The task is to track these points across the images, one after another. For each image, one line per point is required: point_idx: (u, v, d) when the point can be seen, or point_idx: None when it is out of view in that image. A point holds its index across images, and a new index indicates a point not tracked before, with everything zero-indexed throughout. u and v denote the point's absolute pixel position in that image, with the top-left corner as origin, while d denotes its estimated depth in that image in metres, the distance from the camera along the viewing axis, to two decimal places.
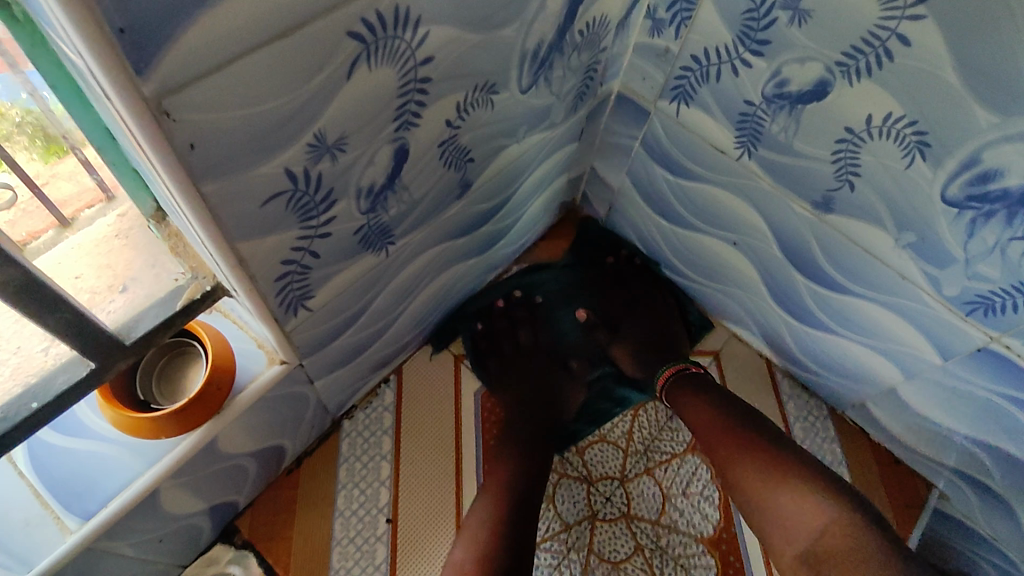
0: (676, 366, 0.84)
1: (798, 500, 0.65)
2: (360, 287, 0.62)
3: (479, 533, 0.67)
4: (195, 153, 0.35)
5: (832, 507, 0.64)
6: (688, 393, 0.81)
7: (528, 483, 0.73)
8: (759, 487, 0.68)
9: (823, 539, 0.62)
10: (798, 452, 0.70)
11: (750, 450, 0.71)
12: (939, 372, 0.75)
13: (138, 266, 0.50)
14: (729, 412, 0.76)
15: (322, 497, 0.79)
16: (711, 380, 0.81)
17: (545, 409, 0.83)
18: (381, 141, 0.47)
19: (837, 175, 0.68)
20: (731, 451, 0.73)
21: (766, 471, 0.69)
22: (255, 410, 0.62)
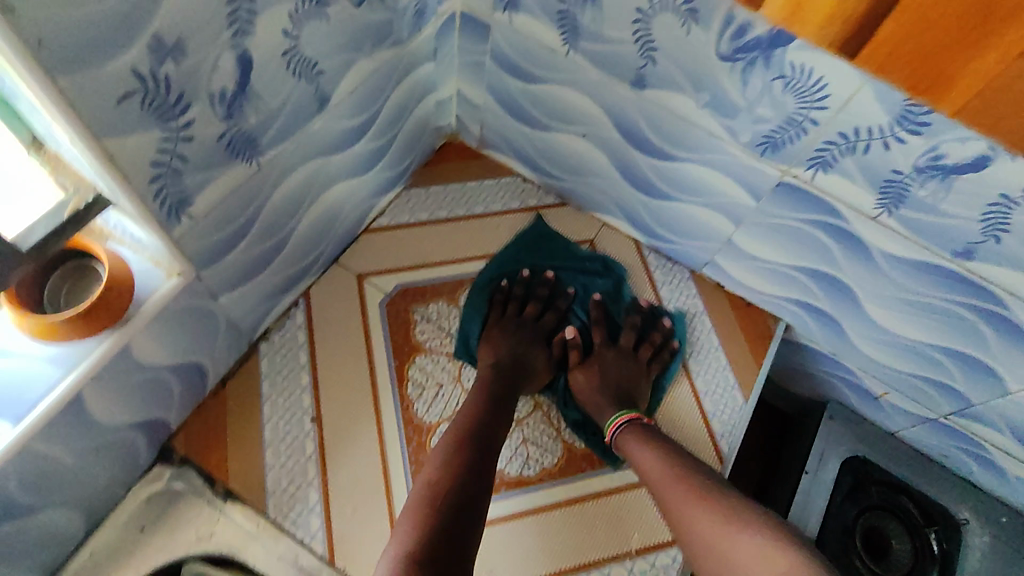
0: (632, 415, 0.87)
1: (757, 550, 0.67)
2: (240, 198, 0.70)
3: (424, 496, 0.70)
4: (42, 47, 0.43)
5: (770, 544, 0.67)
6: (634, 434, 0.86)
7: (478, 442, 0.77)
8: (721, 529, 0.70)
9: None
10: (756, 509, 0.72)
11: (702, 493, 0.75)
12: (756, 213, 0.92)
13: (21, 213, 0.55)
14: (675, 459, 0.81)
15: (249, 410, 0.88)
16: (661, 430, 0.86)
17: (520, 372, 0.91)
18: (220, 47, 0.56)
19: (641, 53, 0.80)
20: (679, 495, 0.76)
21: (718, 513, 0.72)
22: (162, 319, 0.70)
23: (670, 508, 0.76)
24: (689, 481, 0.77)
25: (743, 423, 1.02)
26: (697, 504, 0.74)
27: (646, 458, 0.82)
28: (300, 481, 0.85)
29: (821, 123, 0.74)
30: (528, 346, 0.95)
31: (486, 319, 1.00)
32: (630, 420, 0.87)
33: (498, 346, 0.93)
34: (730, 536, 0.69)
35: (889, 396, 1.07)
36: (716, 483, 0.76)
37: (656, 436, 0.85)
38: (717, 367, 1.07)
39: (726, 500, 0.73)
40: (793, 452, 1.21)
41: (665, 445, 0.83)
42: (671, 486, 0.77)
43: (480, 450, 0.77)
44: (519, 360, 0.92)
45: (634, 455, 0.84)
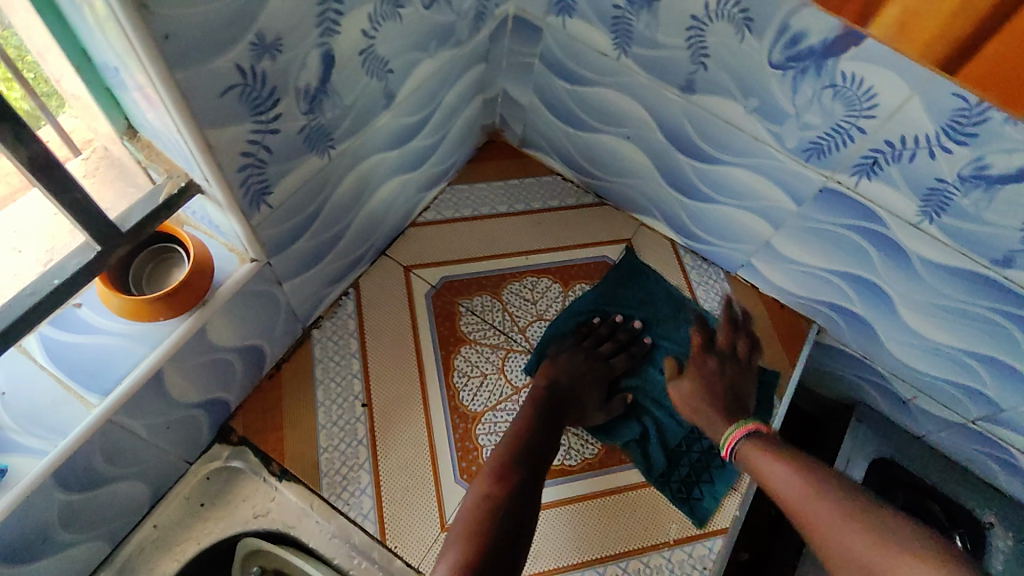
0: (747, 426, 0.83)
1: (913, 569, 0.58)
2: (311, 189, 0.74)
3: (474, 509, 0.73)
4: (167, 42, 0.46)
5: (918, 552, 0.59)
6: (759, 449, 0.79)
7: (523, 468, 0.79)
8: (842, 531, 0.64)
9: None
10: (898, 520, 0.63)
11: (847, 502, 0.66)
12: (797, 217, 0.94)
13: (112, 195, 0.60)
14: (814, 473, 0.72)
15: (303, 394, 0.91)
16: (781, 440, 0.80)
17: (573, 399, 0.91)
18: (309, 45, 0.59)
19: (693, 59, 0.83)
20: (820, 505, 0.68)
21: (857, 524, 0.64)
22: (235, 303, 0.73)
23: (790, 494, 0.71)
24: (830, 486, 0.69)
25: (777, 419, 1.02)
26: (822, 500, 0.68)
27: (779, 473, 0.75)
28: (351, 463, 0.88)
29: (868, 131, 0.77)
30: (585, 374, 0.94)
31: (528, 313, 1.03)
32: (750, 435, 0.82)
33: (559, 371, 0.93)
34: (865, 537, 0.62)
35: (918, 400, 1.09)
36: (828, 494, 0.68)
37: (776, 446, 0.79)
38: None
39: (875, 511, 0.64)
40: (818, 450, 1.23)
41: (789, 454, 0.76)
42: (800, 491, 0.70)
43: (536, 468, 0.80)
44: (575, 385, 0.92)
45: (755, 458, 0.79)
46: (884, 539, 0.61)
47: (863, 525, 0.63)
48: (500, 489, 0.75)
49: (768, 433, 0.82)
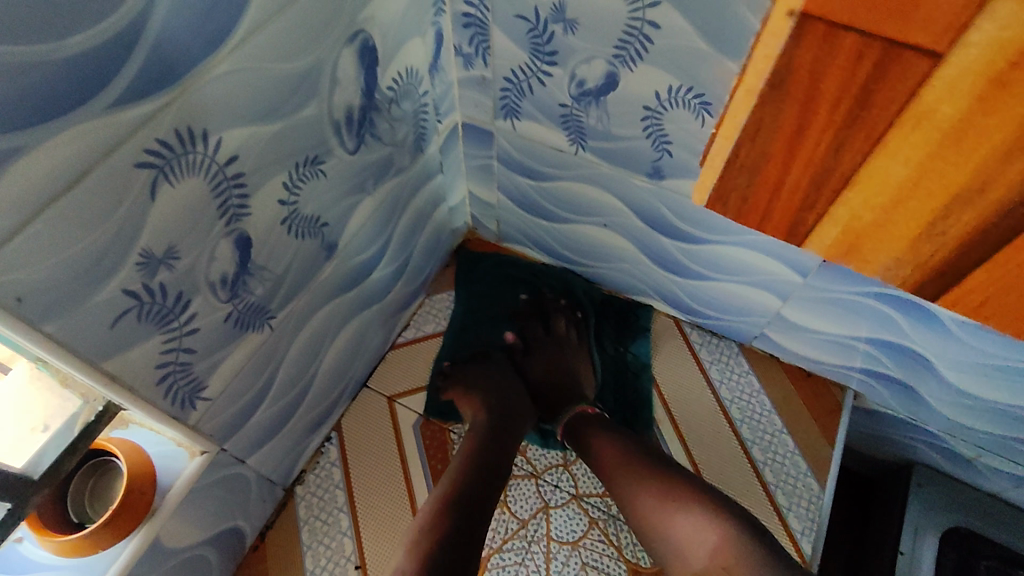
0: (580, 410, 0.86)
1: (692, 523, 0.67)
2: (256, 364, 0.68)
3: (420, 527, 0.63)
4: (24, 305, 0.40)
5: (723, 529, 0.65)
6: (593, 437, 0.82)
7: (475, 481, 0.69)
8: (663, 518, 0.69)
9: (717, 558, 0.63)
10: (669, 462, 0.75)
11: (656, 480, 0.72)
12: (803, 288, 0.85)
13: (54, 403, 0.53)
14: (636, 452, 0.77)
15: (291, 563, 0.84)
16: (611, 424, 0.83)
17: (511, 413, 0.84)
18: (215, 237, 0.53)
19: (655, 147, 0.76)
20: (632, 485, 0.74)
21: (666, 502, 0.70)
22: (190, 500, 0.67)
23: (622, 495, 0.74)
24: (641, 461, 0.76)
25: (824, 513, 0.92)
26: (644, 488, 0.72)
27: (610, 459, 0.78)
28: None
29: None
30: (509, 387, 0.88)
31: (546, 452, 0.93)
32: (585, 413, 0.85)
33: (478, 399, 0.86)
34: (672, 518, 0.68)
35: (982, 458, 0.96)
36: (644, 470, 0.74)
37: (607, 427, 0.83)
38: (785, 450, 0.96)
39: (673, 477, 0.72)
40: (880, 517, 1.08)
41: (620, 437, 0.80)
42: (618, 472, 0.76)
43: (489, 484, 0.70)
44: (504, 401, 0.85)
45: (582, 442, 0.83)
46: (700, 522, 0.66)
47: (657, 489, 0.71)
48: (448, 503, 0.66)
49: (594, 412, 0.85)
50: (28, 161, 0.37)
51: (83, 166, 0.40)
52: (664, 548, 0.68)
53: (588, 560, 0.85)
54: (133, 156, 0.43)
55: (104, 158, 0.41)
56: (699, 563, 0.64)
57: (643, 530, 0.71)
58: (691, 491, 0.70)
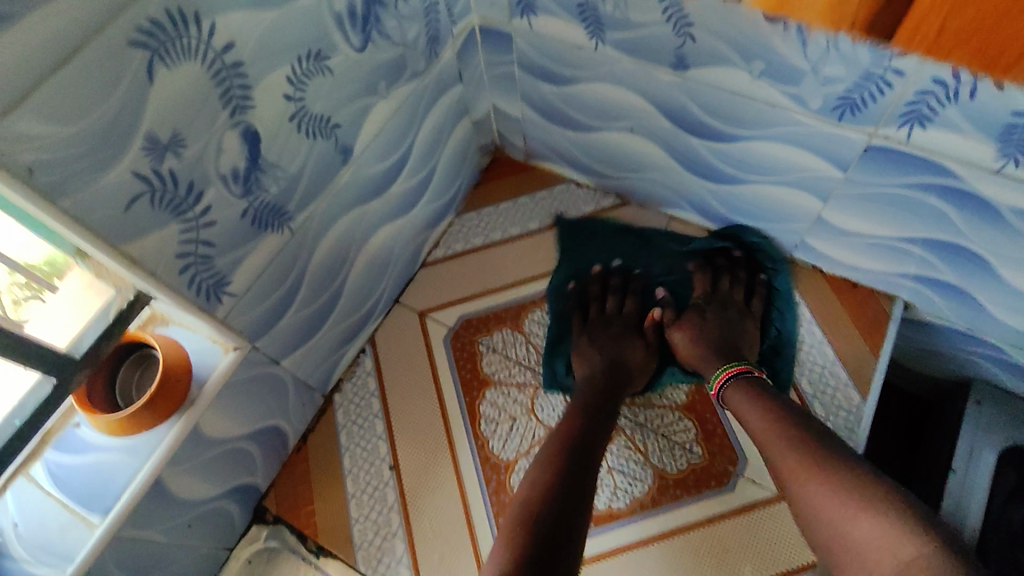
0: (737, 367, 0.78)
1: (863, 520, 0.56)
2: (280, 266, 0.70)
3: (511, 520, 0.62)
4: (36, 175, 0.43)
5: (878, 508, 0.56)
6: (739, 399, 0.76)
7: (561, 467, 0.67)
8: (829, 510, 0.59)
9: (888, 559, 0.53)
10: (834, 437, 0.65)
11: (805, 445, 0.64)
12: (846, 184, 0.78)
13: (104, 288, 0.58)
14: (783, 414, 0.69)
15: (330, 463, 0.89)
16: (769, 384, 0.76)
17: (623, 377, 0.83)
18: (219, 128, 0.55)
19: (676, 32, 0.70)
20: (776, 452, 0.66)
21: (803, 470, 0.62)
22: (227, 395, 0.72)
23: (777, 469, 0.66)
24: (791, 426, 0.67)
25: (864, 423, 0.87)
26: (806, 471, 0.62)
27: (754, 421, 0.71)
28: (385, 532, 0.84)
29: (908, 73, 0.60)
30: (616, 337, 0.88)
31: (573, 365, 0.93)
32: (731, 377, 0.78)
33: (592, 358, 0.86)
34: (819, 498, 0.60)
35: None
36: (795, 438, 0.65)
37: (759, 387, 0.75)
38: (824, 360, 0.92)
39: (823, 447, 0.63)
40: (936, 437, 1.01)
41: (767, 400, 0.72)
42: (777, 442, 0.67)
43: (572, 481, 0.66)
44: (615, 363, 0.84)
45: (741, 411, 0.75)
46: (875, 521, 0.55)
47: (799, 459, 0.63)
48: (546, 491, 0.65)
49: (757, 374, 0.77)
50: (17, 29, 0.39)
51: (72, 41, 0.42)
52: (842, 554, 0.57)
53: (613, 465, 0.85)
54: (124, 34, 0.44)
55: (94, 33, 0.42)
56: (871, 543, 0.54)
57: (794, 510, 0.63)
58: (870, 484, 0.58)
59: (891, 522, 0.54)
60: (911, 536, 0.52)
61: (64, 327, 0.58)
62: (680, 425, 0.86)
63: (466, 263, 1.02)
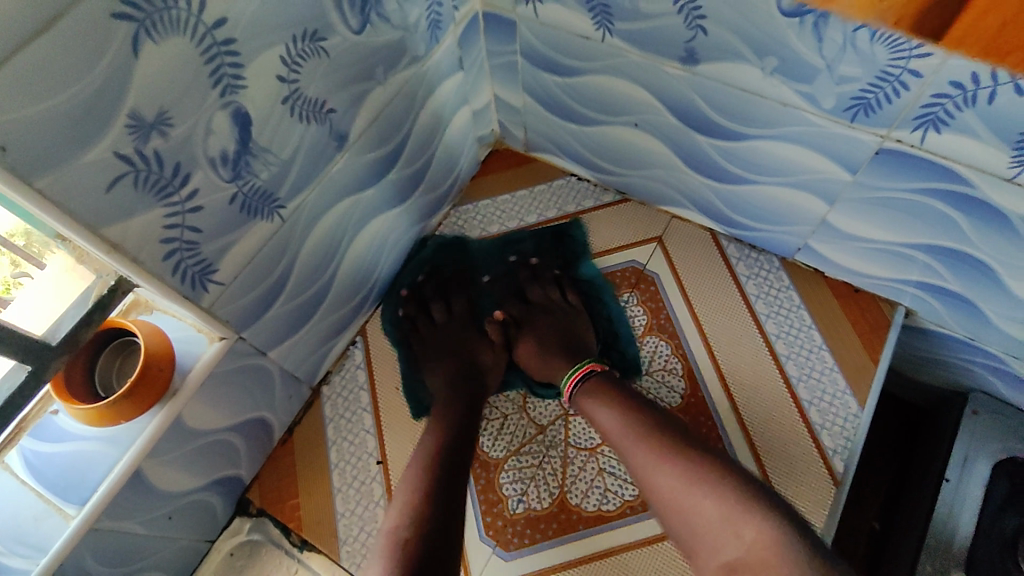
0: (584, 369, 0.79)
1: (730, 514, 0.60)
2: (269, 254, 0.68)
3: (404, 522, 0.65)
4: (10, 153, 0.41)
5: (762, 523, 0.58)
6: (601, 396, 0.76)
7: (446, 472, 0.70)
8: (687, 509, 0.63)
9: (754, 551, 0.57)
10: (713, 441, 0.68)
11: (690, 453, 0.67)
12: (855, 188, 0.76)
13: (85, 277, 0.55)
14: (643, 420, 0.71)
15: (317, 456, 0.87)
16: (625, 383, 0.77)
17: (472, 369, 0.85)
18: (209, 109, 0.52)
19: (687, 24, 0.68)
20: (653, 454, 0.68)
21: (684, 478, 0.65)
22: (211, 385, 0.69)
23: (639, 471, 0.69)
24: (665, 432, 0.70)
25: (861, 431, 0.86)
26: (667, 475, 0.66)
27: (612, 424, 0.73)
28: (370, 528, 0.82)
29: (926, 74, 0.59)
30: (456, 341, 0.89)
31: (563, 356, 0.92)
32: (585, 376, 0.79)
33: (437, 368, 0.86)
34: (699, 501, 0.63)
35: None
36: (676, 443, 0.68)
37: (609, 388, 0.77)
38: (822, 366, 0.90)
39: (707, 458, 0.66)
40: (930, 446, 1.00)
41: (621, 406, 0.74)
42: (636, 445, 0.70)
43: (447, 487, 0.68)
44: (467, 367, 0.85)
45: (598, 415, 0.76)
46: (730, 519, 0.60)
47: (684, 467, 0.65)
48: (427, 498, 0.67)
49: (601, 374, 0.78)
50: None
51: (52, 10, 0.39)
52: (700, 546, 0.62)
53: (605, 466, 0.84)
54: (107, 5, 0.42)
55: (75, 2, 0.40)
56: (729, 556, 0.59)
57: (662, 512, 0.66)
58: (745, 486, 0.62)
59: (758, 517, 0.59)
60: (776, 546, 0.56)
61: (44, 313, 0.56)
62: None
63: (461, 256, 1.00)
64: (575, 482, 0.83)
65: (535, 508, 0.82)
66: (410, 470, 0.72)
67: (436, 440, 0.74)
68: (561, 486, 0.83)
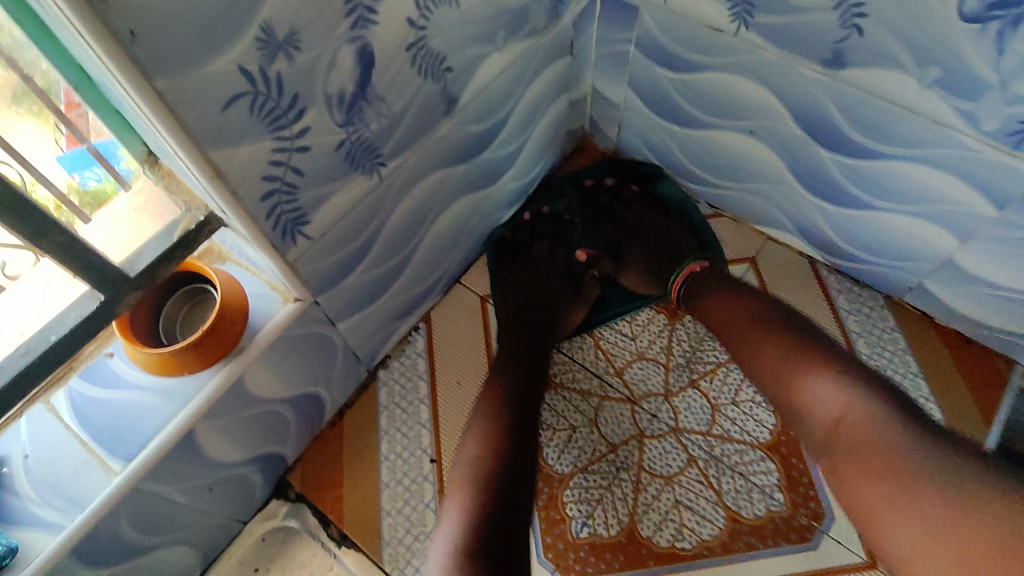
0: (687, 269, 0.79)
1: (826, 389, 0.61)
2: (360, 215, 0.63)
3: (474, 482, 0.64)
4: (136, 42, 0.36)
5: (856, 398, 0.59)
6: (711, 294, 0.76)
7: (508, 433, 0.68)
8: (789, 381, 0.65)
9: (848, 426, 0.58)
10: (806, 328, 0.68)
11: (781, 338, 0.67)
12: (998, 227, 0.68)
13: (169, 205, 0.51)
14: (762, 304, 0.72)
15: (366, 445, 0.80)
16: (733, 276, 0.77)
17: (540, 309, 0.82)
18: (337, 40, 0.48)
19: (843, 22, 0.62)
20: (752, 336, 0.70)
21: (786, 353, 0.66)
22: (278, 349, 0.64)
23: (749, 357, 0.70)
24: (769, 321, 0.70)
25: None
26: (773, 354, 0.67)
27: (721, 312, 0.74)
28: (417, 531, 0.75)
29: None
30: (546, 283, 0.85)
31: (626, 352, 0.85)
32: (689, 276, 0.79)
33: (511, 301, 0.84)
34: (801, 382, 0.63)
35: None
36: (775, 330, 0.68)
37: (734, 286, 0.76)
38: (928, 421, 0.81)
39: (810, 341, 0.65)
40: None
41: (738, 292, 0.74)
42: (745, 333, 0.71)
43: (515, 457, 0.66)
44: (530, 305, 0.83)
45: (702, 305, 0.76)
46: (842, 394, 0.60)
47: (785, 355, 0.66)
48: (484, 464, 0.65)
49: (707, 273, 0.78)
50: None
51: None
52: (795, 408, 0.64)
53: (681, 498, 0.76)
54: None
55: None
56: (822, 421, 0.60)
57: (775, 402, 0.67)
58: (826, 368, 0.62)
59: (852, 390, 0.60)
60: (880, 422, 0.56)
61: (120, 247, 0.50)
62: (763, 467, 0.76)
63: None
64: (647, 511, 0.75)
65: (601, 535, 0.74)
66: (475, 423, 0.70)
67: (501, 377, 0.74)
68: (631, 514, 0.75)
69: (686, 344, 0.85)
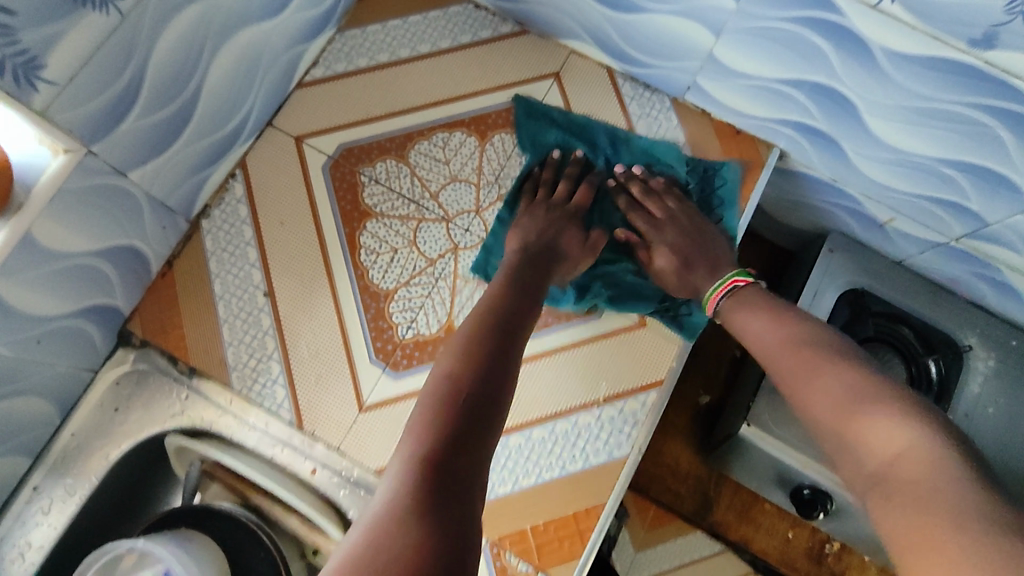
0: (727, 286, 0.78)
1: (888, 426, 0.53)
2: (111, 57, 0.61)
3: (420, 444, 0.55)
4: None
5: (911, 432, 0.52)
6: (745, 310, 0.75)
7: (470, 402, 0.60)
8: (845, 406, 0.57)
9: (900, 457, 0.51)
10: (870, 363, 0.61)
11: (819, 355, 0.63)
12: (738, 18, 0.75)
13: None
14: (802, 332, 0.67)
15: (199, 289, 0.85)
16: (774, 297, 0.74)
17: (553, 253, 0.81)
18: None
19: None
20: (791, 356, 0.65)
21: (839, 380, 0.59)
22: (64, 203, 0.65)
23: (781, 373, 0.66)
24: (807, 339, 0.66)
25: None
26: (823, 373, 0.61)
27: (764, 334, 0.70)
28: (260, 355, 0.84)
29: None
30: (562, 223, 0.84)
31: (440, 176, 0.91)
32: (733, 290, 0.77)
33: (525, 235, 0.82)
34: (857, 412, 0.56)
35: (896, 222, 0.93)
36: (807, 352, 0.64)
37: (775, 308, 0.72)
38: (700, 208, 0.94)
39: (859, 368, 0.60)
40: (792, 281, 1.11)
41: (781, 318, 0.70)
42: (785, 351, 0.67)
43: (470, 434, 0.57)
44: (549, 241, 0.81)
45: (746, 327, 0.73)
46: (897, 423, 0.53)
47: (835, 373, 0.60)
48: (443, 432, 0.56)
49: (748, 288, 0.76)
50: None
51: None
52: (843, 449, 0.56)
53: None
54: None
55: None
56: (872, 463, 0.53)
57: (813, 422, 0.60)
58: (898, 393, 0.56)
59: (914, 424, 0.52)
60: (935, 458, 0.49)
61: None
62: None
63: (347, 88, 0.93)
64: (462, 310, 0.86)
65: (423, 333, 0.85)
66: (436, 385, 0.62)
67: (475, 341, 0.66)
68: (448, 314, 0.86)
69: (494, 163, 0.92)
